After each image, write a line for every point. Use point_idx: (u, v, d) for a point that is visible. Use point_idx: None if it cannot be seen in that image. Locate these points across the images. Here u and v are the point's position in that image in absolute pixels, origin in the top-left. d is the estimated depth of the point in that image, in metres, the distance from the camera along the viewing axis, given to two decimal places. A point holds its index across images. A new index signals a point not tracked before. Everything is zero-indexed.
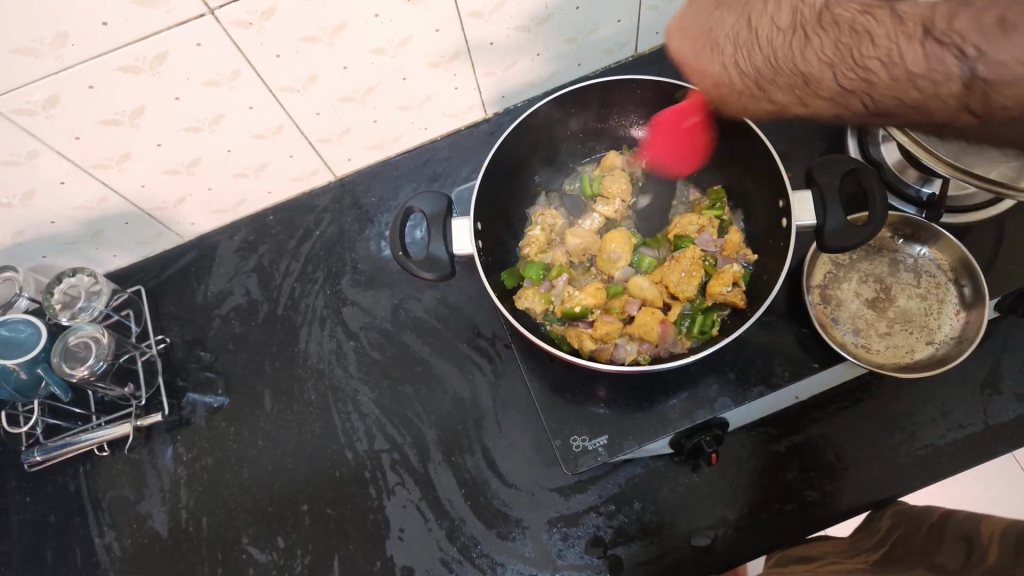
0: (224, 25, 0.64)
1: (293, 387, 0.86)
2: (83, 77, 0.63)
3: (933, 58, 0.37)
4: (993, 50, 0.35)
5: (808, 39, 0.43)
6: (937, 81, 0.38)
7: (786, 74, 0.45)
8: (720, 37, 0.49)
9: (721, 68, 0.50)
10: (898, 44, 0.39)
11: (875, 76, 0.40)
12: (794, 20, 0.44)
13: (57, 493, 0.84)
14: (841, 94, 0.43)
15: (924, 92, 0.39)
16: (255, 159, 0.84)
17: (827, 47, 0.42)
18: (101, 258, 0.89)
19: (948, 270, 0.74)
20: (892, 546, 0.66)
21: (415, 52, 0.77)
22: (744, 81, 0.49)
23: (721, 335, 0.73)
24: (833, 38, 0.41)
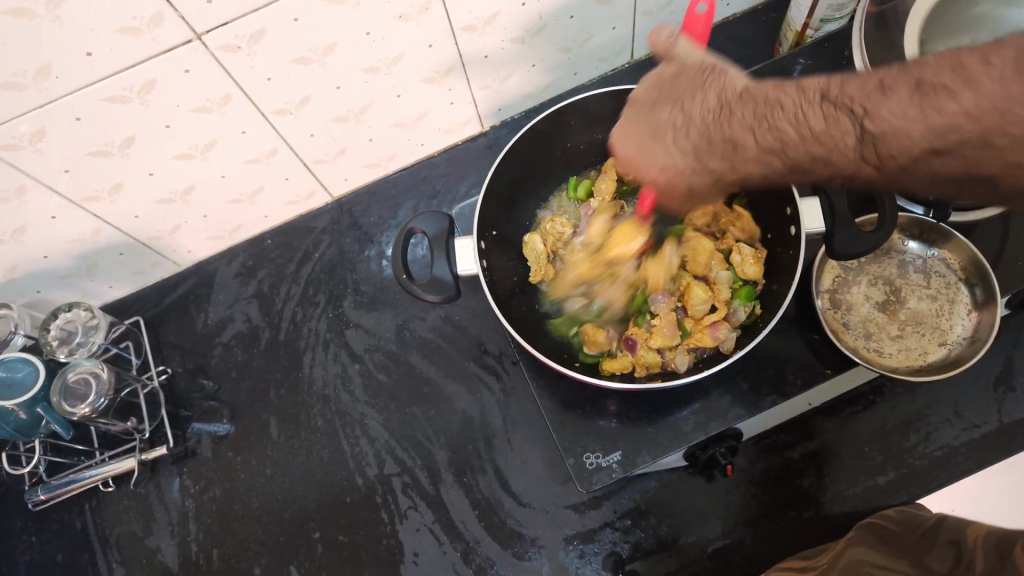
0: (212, 51, 0.63)
1: (300, 414, 0.85)
2: (69, 109, 0.62)
3: (831, 123, 0.43)
4: (876, 108, 0.41)
5: (732, 115, 0.48)
6: (840, 144, 0.43)
7: (718, 146, 0.50)
8: (662, 126, 0.54)
9: (664, 156, 0.54)
10: (809, 109, 0.44)
11: (789, 138, 0.45)
12: (720, 100, 0.50)
13: (64, 531, 0.82)
14: (765, 156, 0.47)
15: (827, 144, 0.44)
16: (251, 183, 0.83)
17: (748, 118, 0.47)
18: (98, 290, 0.88)
19: (959, 270, 0.73)
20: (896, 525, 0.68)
21: (408, 69, 0.76)
22: (686, 162, 0.53)
23: (758, 330, 0.71)
24: (752, 110, 0.47)
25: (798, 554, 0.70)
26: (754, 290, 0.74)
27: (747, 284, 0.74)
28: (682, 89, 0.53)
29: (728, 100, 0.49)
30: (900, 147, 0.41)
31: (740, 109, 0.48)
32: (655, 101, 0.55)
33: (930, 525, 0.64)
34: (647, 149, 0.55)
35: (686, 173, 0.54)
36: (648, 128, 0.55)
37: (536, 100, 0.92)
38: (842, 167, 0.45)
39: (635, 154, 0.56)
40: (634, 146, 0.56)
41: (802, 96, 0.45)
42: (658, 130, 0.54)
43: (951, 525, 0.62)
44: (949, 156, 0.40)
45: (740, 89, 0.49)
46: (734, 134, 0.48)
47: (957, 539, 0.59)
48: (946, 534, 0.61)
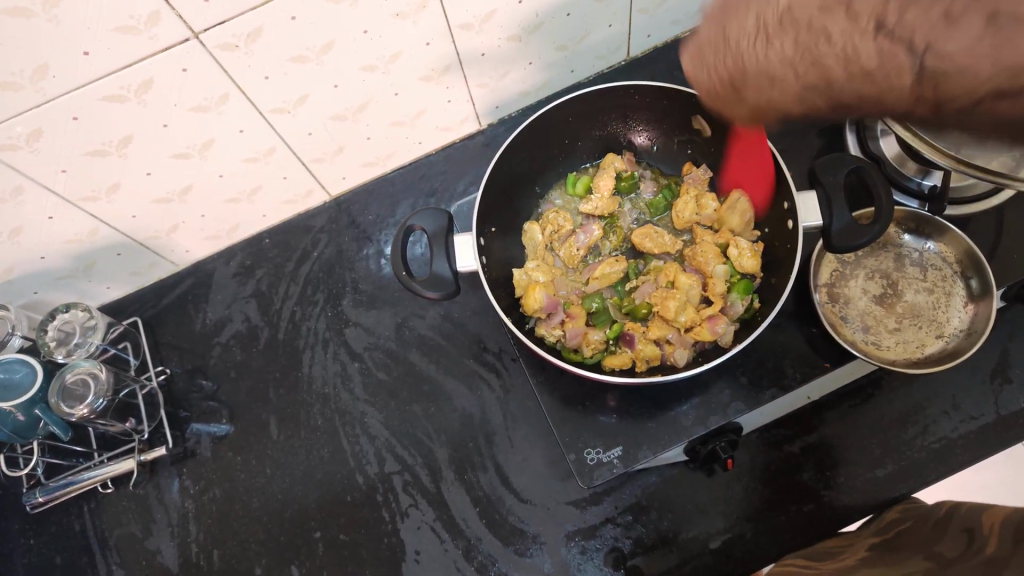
0: (209, 50, 0.63)
1: (299, 413, 0.85)
2: (66, 109, 0.62)
3: (885, 54, 0.34)
4: (941, 41, 0.32)
5: (769, 41, 0.38)
6: (893, 80, 0.34)
7: (752, 77, 0.41)
8: (705, 47, 0.44)
9: (706, 76, 0.46)
10: (860, 42, 0.34)
11: (833, 74, 0.36)
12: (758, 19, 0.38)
13: (63, 533, 0.82)
14: (808, 95, 0.39)
15: (883, 85, 0.35)
16: (248, 182, 0.83)
17: (786, 48, 0.37)
18: (95, 291, 0.88)
19: (954, 263, 0.74)
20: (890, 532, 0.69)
21: (405, 68, 0.76)
22: (723, 87, 0.45)
23: (757, 324, 0.71)
24: (792, 38, 0.37)
25: (803, 554, 0.70)
26: (752, 283, 0.75)
27: (745, 278, 0.75)
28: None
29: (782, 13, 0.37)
30: (962, 89, 0.33)
31: (782, 27, 0.37)
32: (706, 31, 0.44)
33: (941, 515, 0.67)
34: (694, 65, 0.46)
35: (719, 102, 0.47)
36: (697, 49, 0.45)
37: (533, 98, 0.92)
38: (895, 107, 0.36)
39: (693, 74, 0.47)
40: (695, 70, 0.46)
41: (843, 23, 0.34)
42: (702, 51, 0.44)
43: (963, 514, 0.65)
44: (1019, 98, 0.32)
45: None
46: (765, 69, 0.39)
47: (966, 529, 0.63)
48: (957, 524, 0.64)
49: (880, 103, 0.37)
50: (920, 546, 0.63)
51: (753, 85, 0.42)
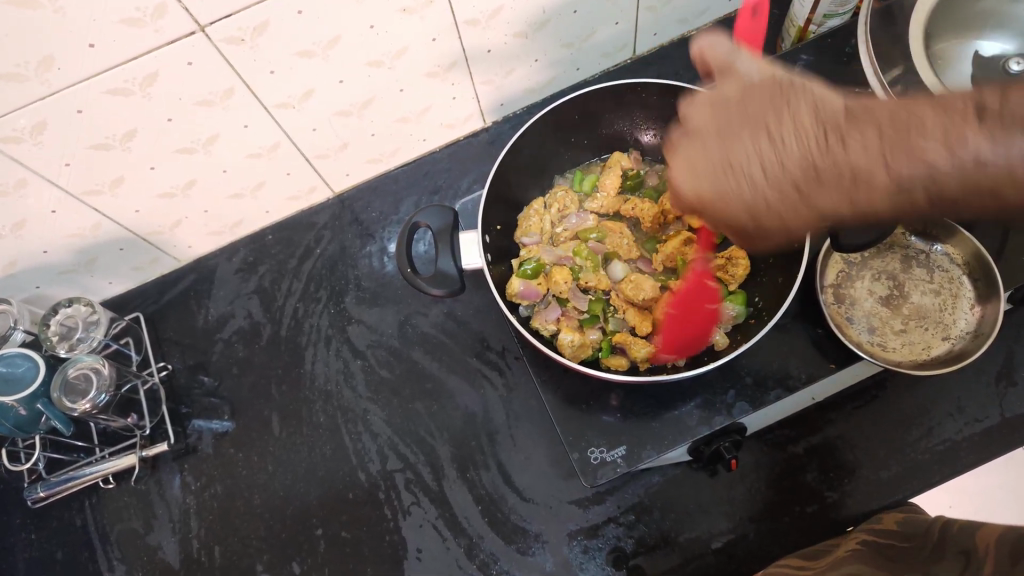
0: (215, 43, 0.62)
1: (302, 410, 0.85)
2: (72, 101, 0.61)
3: (998, 145, 0.38)
4: None
5: (846, 140, 0.42)
6: (999, 158, 0.38)
7: (829, 177, 0.43)
8: (745, 159, 0.46)
9: (753, 190, 0.46)
10: (957, 130, 0.38)
11: (938, 169, 0.39)
12: (823, 127, 0.43)
13: (63, 528, 0.82)
14: (892, 196, 0.41)
15: (994, 177, 0.38)
16: (252, 178, 0.82)
17: (870, 144, 0.41)
18: (97, 286, 0.87)
19: (962, 264, 0.73)
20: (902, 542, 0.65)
21: (411, 64, 0.75)
22: (783, 198, 0.45)
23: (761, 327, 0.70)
24: (879, 134, 0.41)
25: (799, 553, 0.70)
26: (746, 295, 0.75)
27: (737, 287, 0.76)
28: (766, 112, 0.46)
29: (829, 118, 0.43)
30: None
31: (857, 131, 0.41)
32: (732, 130, 0.48)
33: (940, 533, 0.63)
34: (732, 164, 0.47)
35: (791, 198, 0.45)
36: (722, 162, 0.48)
37: (538, 95, 0.92)
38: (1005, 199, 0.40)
39: (715, 189, 0.48)
40: (708, 181, 0.49)
41: (942, 120, 0.39)
42: (725, 150, 0.48)
43: (957, 534, 0.60)
44: None
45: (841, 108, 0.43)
46: (861, 160, 0.41)
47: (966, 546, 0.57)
48: (954, 544, 0.59)
49: (995, 194, 0.39)
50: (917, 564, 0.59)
51: (848, 171, 0.42)
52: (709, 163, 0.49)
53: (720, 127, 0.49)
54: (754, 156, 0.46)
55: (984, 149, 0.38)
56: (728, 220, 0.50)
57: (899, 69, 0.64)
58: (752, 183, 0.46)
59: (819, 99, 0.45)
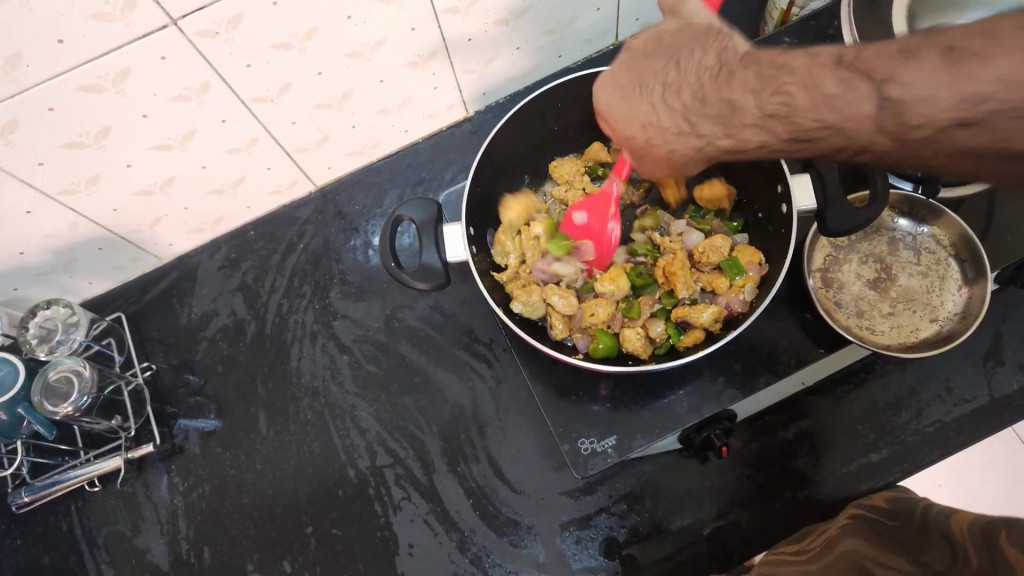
0: (189, 37, 0.61)
1: (289, 407, 0.84)
2: (43, 99, 0.60)
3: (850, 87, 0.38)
4: (902, 74, 0.36)
5: (732, 77, 0.44)
6: (848, 111, 0.39)
7: (712, 105, 0.46)
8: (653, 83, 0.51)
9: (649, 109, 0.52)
10: (821, 74, 0.40)
11: (795, 100, 0.41)
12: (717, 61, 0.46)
13: (50, 533, 0.81)
14: (764, 121, 0.43)
15: (836, 112, 0.39)
16: (230, 174, 0.81)
17: (749, 79, 0.43)
18: (76, 287, 0.86)
19: (949, 247, 0.73)
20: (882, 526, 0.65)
21: (390, 54, 0.74)
22: (673, 119, 0.50)
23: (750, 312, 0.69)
24: (755, 72, 0.43)
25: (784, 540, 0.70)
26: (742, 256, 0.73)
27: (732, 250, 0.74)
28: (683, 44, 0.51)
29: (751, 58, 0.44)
30: (922, 117, 0.36)
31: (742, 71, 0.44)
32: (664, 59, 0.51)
33: (921, 515, 0.65)
34: (637, 102, 0.53)
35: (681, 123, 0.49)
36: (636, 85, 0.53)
37: (520, 83, 0.91)
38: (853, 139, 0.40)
39: (620, 98, 0.54)
40: (630, 91, 0.53)
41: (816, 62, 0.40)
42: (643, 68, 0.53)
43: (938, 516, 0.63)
44: (979, 128, 0.35)
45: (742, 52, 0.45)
46: (735, 95, 0.44)
47: (946, 532, 0.60)
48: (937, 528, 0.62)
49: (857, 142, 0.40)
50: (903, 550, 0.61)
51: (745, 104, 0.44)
52: (653, 72, 0.51)
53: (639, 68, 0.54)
54: (664, 97, 0.50)
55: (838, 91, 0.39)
56: (628, 134, 0.55)
57: None
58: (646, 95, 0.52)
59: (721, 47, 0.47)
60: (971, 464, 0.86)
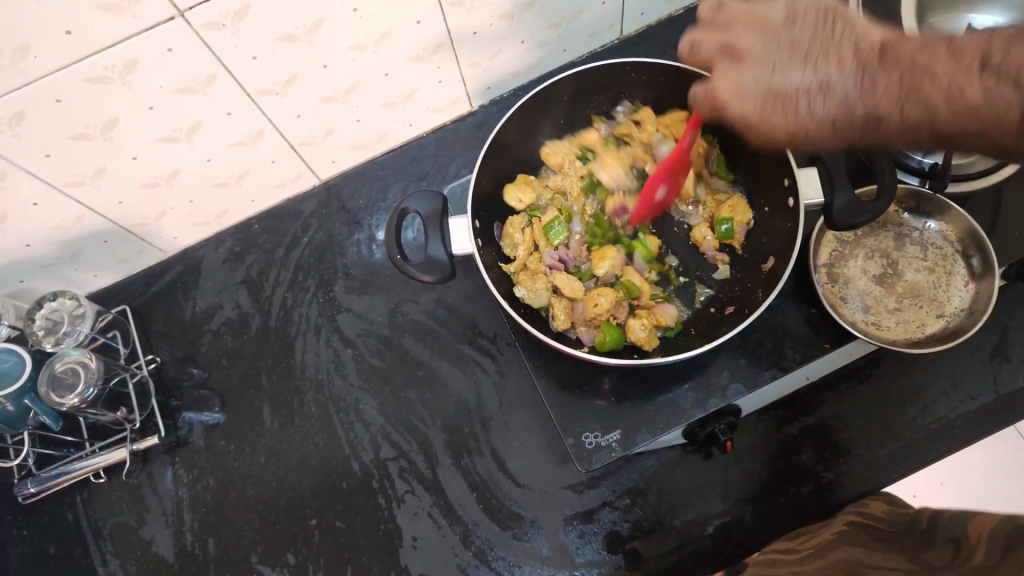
0: (195, 28, 0.61)
1: (292, 400, 0.84)
2: (50, 90, 0.60)
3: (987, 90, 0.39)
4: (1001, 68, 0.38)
5: (874, 79, 0.42)
6: (1000, 103, 0.38)
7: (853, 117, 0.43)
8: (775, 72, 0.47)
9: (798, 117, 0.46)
10: (962, 75, 0.39)
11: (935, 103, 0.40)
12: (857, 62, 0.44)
13: (55, 524, 0.81)
14: (908, 128, 0.42)
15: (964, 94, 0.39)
16: (236, 167, 0.81)
17: (891, 83, 0.42)
18: (82, 279, 0.86)
19: (956, 242, 0.72)
20: (884, 541, 0.64)
21: (395, 46, 0.74)
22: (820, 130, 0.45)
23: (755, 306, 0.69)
24: (894, 78, 0.42)
25: (784, 542, 0.70)
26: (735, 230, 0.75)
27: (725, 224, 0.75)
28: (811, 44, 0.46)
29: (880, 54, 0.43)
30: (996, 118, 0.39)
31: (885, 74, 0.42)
32: (780, 55, 0.47)
33: (927, 524, 0.64)
34: (775, 91, 0.47)
35: (827, 132, 0.45)
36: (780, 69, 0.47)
37: (525, 77, 0.90)
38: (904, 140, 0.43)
39: (756, 113, 0.48)
40: (755, 87, 0.48)
41: (948, 61, 0.40)
42: (780, 68, 0.47)
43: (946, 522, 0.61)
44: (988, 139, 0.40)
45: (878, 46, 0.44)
46: (880, 98, 0.42)
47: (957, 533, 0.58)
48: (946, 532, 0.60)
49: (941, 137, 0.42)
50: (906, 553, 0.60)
51: (885, 114, 0.42)
52: (752, 82, 0.48)
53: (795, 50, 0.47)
54: (810, 96, 0.45)
55: (967, 84, 0.39)
56: (769, 143, 0.48)
57: None
58: (794, 111, 0.46)
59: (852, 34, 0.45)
60: (974, 462, 0.86)
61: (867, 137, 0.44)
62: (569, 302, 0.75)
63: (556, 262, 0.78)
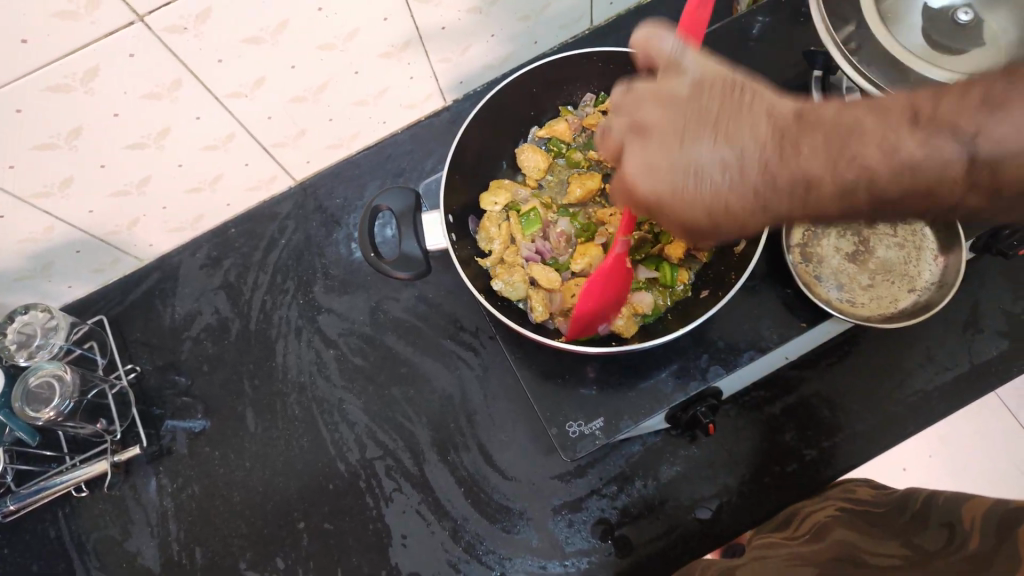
0: (157, 33, 0.60)
1: (275, 403, 0.83)
2: (10, 101, 0.59)
3: (934, 148, 0.34)
4: (989, 129, 0.33)
5: (793, 150, 0.37)
6: (942, 164, 0.34)
7: (783, 190, 0.38)
8: (690, 166, 0.41)
9: (707, 195, 0.41)
10: (895, 133, 0.35)
11: (871, 166, 0.35)
12: (769, 133, 0.39)
13: (38, 541, 0.80)
14: (844, 195, 0.37)
15: (882, 154, 0.35)
16: (208, 172, 0.80)
17: (811, 151, 0.37)
18: (56, 291, 0.85)
19: (924, 217, 0.74)
20: (875, 520, 0.62)
21: (363, 44, 0.74)
22: (742, 203, 0.40)
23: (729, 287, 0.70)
24: (824, 139, 0.37)
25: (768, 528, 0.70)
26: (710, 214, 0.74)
27: None
28: (713, 114, 0.41)
29: (783, 125, 0.39)
30: (942, 176, 0.34)
31: (810, 138, 0.37)
32: (690, 126, 0.42)
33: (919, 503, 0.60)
34: (685, 166, 0.41)
35: (750, 203, 0.40)
36: (685, 164, 0.41)
37: (497, 71, 0.91)
38: (874, 200, 0.37)
39: (669, 193, 0.42)
40: (656, 178, 0.43)
41: (869, 122, 0.36)
42: (679, 142, 0.42)
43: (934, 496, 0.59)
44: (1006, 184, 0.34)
45: (778, 118, 0.39)
46: (806, 167, 0.37)
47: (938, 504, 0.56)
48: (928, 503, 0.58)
49: (884, 205, 0.37)
50: (896, 533, 0.57)
51: (805, 166, 0.37)
52: (647, 175, 0.43)
53: (687, 121, 0.42)
54: (718, 170, 0.40)
55: (908, 143, 0.34)
56: (686, 219, 0.43)
57: (852, 26, 0.63)
58: (702, 184, 0.41)
59: (762, 99, 0.41)
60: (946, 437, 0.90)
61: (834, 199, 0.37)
62: (546, 293, 0.76)
63: (533, 253, 0.78)
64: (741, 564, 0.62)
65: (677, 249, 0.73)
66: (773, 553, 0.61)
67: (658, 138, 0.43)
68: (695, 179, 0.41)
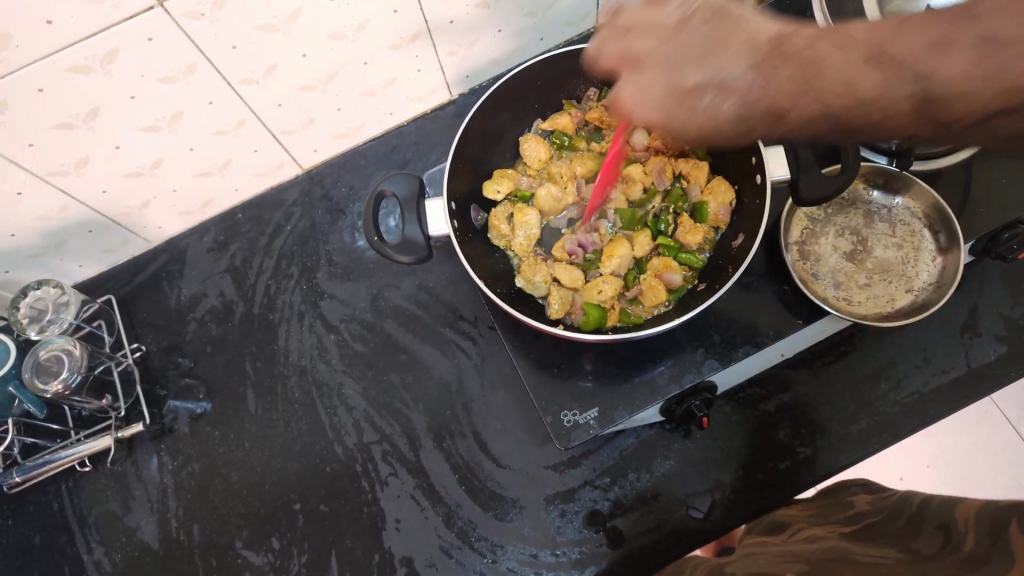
0: (175, 18, 0.62)
1: (276, 386, 0.85)
2: (31, 80, 0.61)
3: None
4: None
5: (772, 73, 0.39)
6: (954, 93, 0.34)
7: (774, 117, 0.39)
8: (696, 92, 0.42)
9: (698, 122, 0.42)
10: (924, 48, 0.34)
11: (865, 88, 0.35)
12: (756, 56, 0.40)
13: (40, 513, 0.82)
14: (868, 110, 0.36)
15: (890, 76, 0.35)
16: (219, 157, 0.82)
17: (789, 80, 0.38)
18: (67, 270, 0.87)
19: (923, 218, 0.74)
20: (872, 526, 0.60)
21: (373, 36, 0.75)
22: (751, 123, 0.40)
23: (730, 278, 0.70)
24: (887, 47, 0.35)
25: (762, 526, 0.70)
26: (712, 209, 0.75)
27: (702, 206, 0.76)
28: (722, 36, 0.42)
29: (768, 49, 0.40)
30: (961, 109, 0.34)
31: (790, 60, 0.38)
32: (689, 55, 0.44)
33: (915, 510, 0.59)
34: (691, 90, 0.43)
35: (757, 122, 0.40)
36: (683, 88, 0.43)
37: (503, 66, 0.92)
38: (879, 119, 0.36)
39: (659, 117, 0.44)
40: (652, 102, 0.45)
41: (850, 52, 0.36)
42: (681, 70, 0.44)
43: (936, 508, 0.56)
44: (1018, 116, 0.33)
45: (770, 37, 0.40)
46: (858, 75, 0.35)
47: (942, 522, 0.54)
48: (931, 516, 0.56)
49: (887, 119, 0.36)
50: (894, 540, 0.55)
51: (825, 78, 0.36)
52: (650, 94, 0.45)
53: (695, 43, 0.44)
54: (710, 96, 0.42)
55: (942, 63, 0.33)
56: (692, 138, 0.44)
57: None
58: (699, 109, 0.42)
59: (750, 27, 0.42)
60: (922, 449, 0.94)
61: (864, 112, 0.36)
62: (571, 292, 0.76)
63: (575, 248, 0.79)
64: (732, 561, 0.62)
65: (674, 269, 0.75)
66: (763, 550, 0.61)
67: (653, 65, 0.45)
68: (710, 92, 0.41)
